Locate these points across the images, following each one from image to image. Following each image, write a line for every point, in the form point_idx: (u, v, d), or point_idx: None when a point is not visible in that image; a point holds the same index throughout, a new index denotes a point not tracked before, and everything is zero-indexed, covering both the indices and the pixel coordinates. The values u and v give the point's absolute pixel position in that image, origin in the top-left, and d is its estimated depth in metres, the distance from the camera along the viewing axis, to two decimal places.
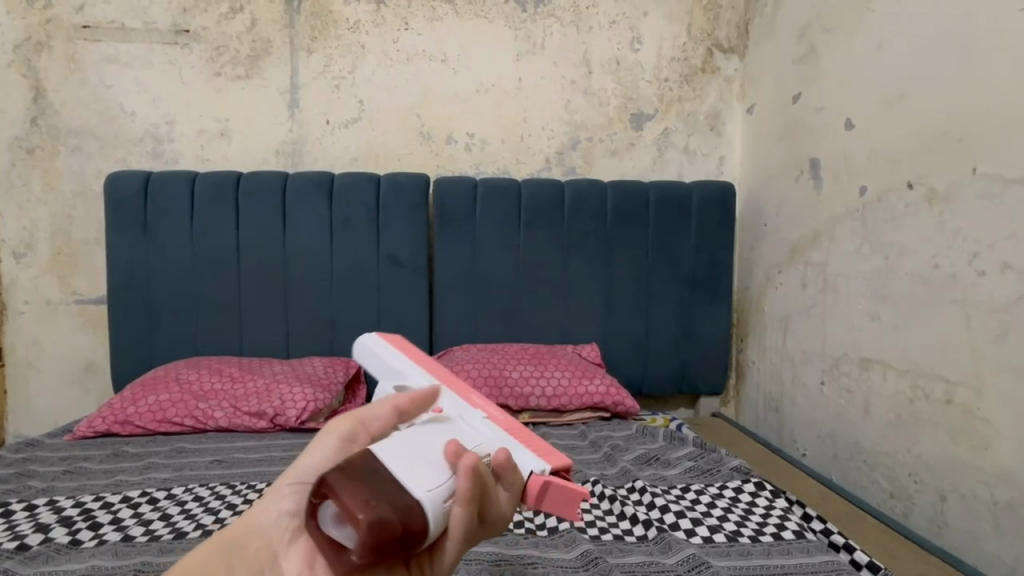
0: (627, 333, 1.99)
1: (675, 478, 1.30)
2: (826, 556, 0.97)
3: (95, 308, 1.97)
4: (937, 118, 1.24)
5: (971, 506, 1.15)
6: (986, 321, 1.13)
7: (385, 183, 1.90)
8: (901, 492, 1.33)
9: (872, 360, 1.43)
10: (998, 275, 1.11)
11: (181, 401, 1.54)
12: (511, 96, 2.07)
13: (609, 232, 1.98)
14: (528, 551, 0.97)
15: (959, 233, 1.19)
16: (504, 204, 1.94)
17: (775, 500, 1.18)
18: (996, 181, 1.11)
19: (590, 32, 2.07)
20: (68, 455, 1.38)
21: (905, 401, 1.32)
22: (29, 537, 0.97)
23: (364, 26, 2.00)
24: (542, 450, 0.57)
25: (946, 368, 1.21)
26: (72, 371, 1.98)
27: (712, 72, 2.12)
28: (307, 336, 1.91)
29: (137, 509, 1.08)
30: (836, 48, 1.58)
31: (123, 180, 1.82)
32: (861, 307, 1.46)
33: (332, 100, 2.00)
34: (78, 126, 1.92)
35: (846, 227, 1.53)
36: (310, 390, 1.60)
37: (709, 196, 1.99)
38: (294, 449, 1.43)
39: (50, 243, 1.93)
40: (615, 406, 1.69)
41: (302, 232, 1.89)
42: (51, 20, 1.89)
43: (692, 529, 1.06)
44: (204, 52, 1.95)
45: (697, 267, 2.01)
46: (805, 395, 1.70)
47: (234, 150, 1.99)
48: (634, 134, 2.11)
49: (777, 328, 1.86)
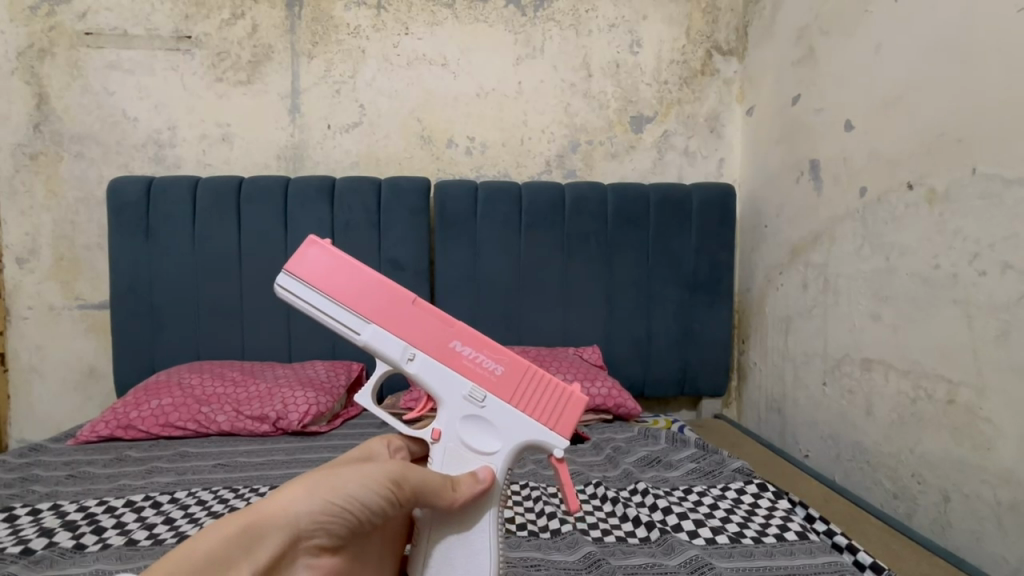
0: (629, 334, 2.00)
1: (677, 480, 1.30)
2: (829, 557, 0.97)
3: (97, 313, 1.97)
4: (936, 120, 1.25)
5: (975, 507, 1.15)
6: (987, 322, 1.13)
7: (387, 187, 1.91)
8: (905, 492, 1.33)
9: (873, 361, 1.43)
10: (999, 275, 1.11)
11: (184, 405, 1.54)
12: (511, 99, 2.08)
13: (610, 234, 1.98)
14: (530, 553, 0.97)
15: (960, 233, 1.19)
16: (505, 207, 1.94)
17: (778, 502, 1.18)
18: (997, 181, 1.11)
19: (590, 35, 2.08)
20: (72, 460, 1.39)
21: (907, 401, 1.32)
22: (33, 542, 0.97)
23: (365, 31, 2.01)
24: (545, 411, 0.68)
25: (948, 368, 1.21)
26: (75, 376, 1.98)
27: (711, 75, 2.12)
28: (308, 339, 1.91)
29: (141, 513, 1.09)
30: (834, 49, 1.58)
31: (126, 185, 1.83)
32: (862, 308, 1.46)
33: (333, 104, 2.01)
34: (81, 133, 1.93)
35: (846, 228, 1.53)
36: (312, 394, 1.60)
37: (709, 198, 1.99)
38: (296, 452, 1.44)
39: (53, 249, 1.94)
40: (616, 408, 1.69)
41: (303, 236, 1.89)
42: (54, 26, 1.90)
43: (695, 531, 1.06)
44: (205, 58, 1.96)
45: (698, 268, 2.01)
46: (807, 396, 1.70)
47: (236, 155, 2.00)
48: (634, 136, 2.11)
49: (778, 329, 1.86)
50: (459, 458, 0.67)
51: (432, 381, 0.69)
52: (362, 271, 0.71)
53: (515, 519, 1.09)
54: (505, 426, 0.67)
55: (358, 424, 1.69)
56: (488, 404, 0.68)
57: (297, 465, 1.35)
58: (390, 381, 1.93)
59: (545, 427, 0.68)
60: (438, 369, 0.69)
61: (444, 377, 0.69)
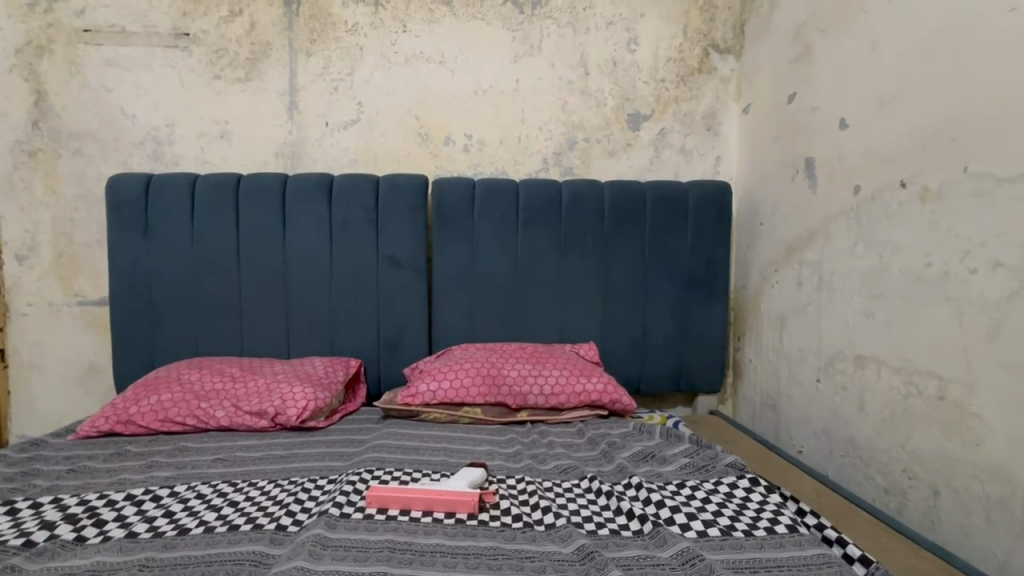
0: (624, 330, 2.01)
1: (671, 474, 1.31)
2: (818, 550, 0.99)
3: (96, 309, 1.98)
4: (928, 118, 1.26)
5: (964, 502, 1.17)
6: (979, 318, 1.14)
7: (385, 184, 1.92)
8: (896, 487, 1.35)
9: (866, 358, 1.44)
10: (990, 273, 1.12)
11: (183, 401, 1.56)
12: (509, 96, 2.08)
13: (607, 232, 1.99)
14: (524, 546, 0.98)
15: (952, 231, 1.20)
16: (502, 204, 1.95)
17: (770, 496, 1.19)
18: (988, 180, 1.12)
19: (587, 32, 2.08)
20: (71, 454, 1.40)
21: (899, 397, 1.34)
22: (35, 534, 0.98)
23: (363, 28, 2.01)
24: (457, 499, 1.09)
25: (939, 364, 1.23)
26: (75, 371, 1.99)
27: (707, 73, 2.13)
28: (307, 335, 1.93)
29: (141, 506, 1.10)
30: (831, 47, 1.59)
31: (125, 183, 1.84)
32: (856, 305, 1.48)
33: (331, 101, 2.02)
34: (80, 130, 1.94)
35: (841, 226, 1.54)
36: (311, 390, 1.62)
37: (705, 196, 2.00)
38: (295, 447, 1.46)
39: (52, 246, 1.95)
40: (613, 404, 1.70)
41: (301, 233, 1.90)
42: (51, 24, 1.91)
43: (687, 524, 1.07)
44: (203, 55, 1.97)
45: (694, 266, 2.02)
46: (801, 393, 1.72)
47: (235, 153, 2.01)
48: (631, 134, 2.12)
49: (772, 327, 1.88)
50: (463, 475, 1.18)
51: (457, 480, 1.16)
52: (446, 494, 1.09)
53: (511, 512, 1.10)
54: (460, 481, 1.16)
55: (355, 420, 1.71)
56: (456, 483, 1.15)
57: (295, 460, 1.37)
58: (388, 377, 1.95)
59: (450, 491, 1.10)
60: (455, 482, 1.15)
61: (457, 479, 1.16)
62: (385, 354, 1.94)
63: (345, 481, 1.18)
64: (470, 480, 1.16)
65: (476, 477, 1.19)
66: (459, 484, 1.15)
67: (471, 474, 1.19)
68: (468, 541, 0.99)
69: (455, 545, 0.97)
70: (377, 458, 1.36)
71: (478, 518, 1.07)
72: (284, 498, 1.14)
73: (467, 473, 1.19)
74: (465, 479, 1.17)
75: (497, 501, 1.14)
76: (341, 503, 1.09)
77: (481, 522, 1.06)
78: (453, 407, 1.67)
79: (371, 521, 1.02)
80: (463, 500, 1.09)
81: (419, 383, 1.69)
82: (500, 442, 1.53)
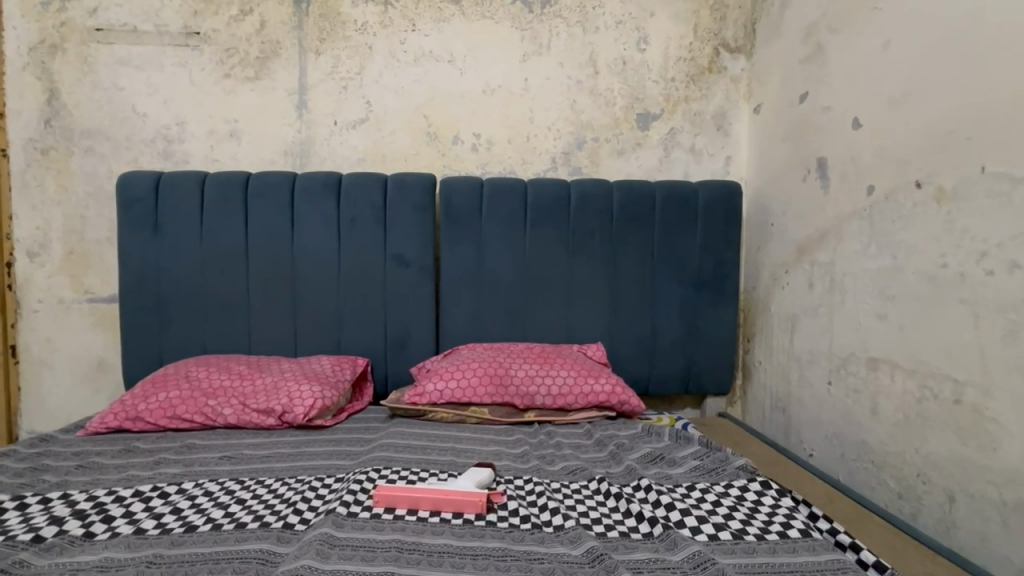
0: (633, 331, 2.00)
1: (681, 476, 1.30)
2: (832, 555, 0.97)
3: (106, 307, 2.00)
4: (944, 117, 1.24)
5: (980, 507, 1.15)
6: (996, 320, 1.12)
7: (393, 183, 1.92)
8: (910, 492, 1.33)
9: (879, 360, 1.43)
10: (1007, 274, 1.10)
11: (191, 398, 1.56)
12: (517, 96, 2.07)
13: (615, 232, 1.98)
14: (533, 547, 0.97)
15: (968, 232, 1.18)
16: (510, 204, 1.95)
17: (781, 499, 1.17)
18: (1005, 180, 1.10)
19: (596, 32, 2.07)
20: (81, 450, 1.40)
21: (913, 400, 1.32)
22: (44, 530, 0.98)
23: (372, 27, 2.01)
24: (463, 500, 1.08)
25: (955, 367, 1.21)
26: (85, 368, 2.00)
27: (717, 72, 2.11)
28: (315, 334, 1.93)
29: (149, 502, 1.10)
30: (844, 46, 1.57)
31: (136, 180, 1.85)
32: (868, 307, 1.46)
33: (340, 101, 2.02)
34: (92, 128, 1.95)
35: (853, 226, 1.53)
36: (318, 388, 1.61)
37: (715, 196, 1.99)
38: (302, 445, 1.45)
39: (63, 243, 1.96)
40: (621, 405, 1.69)
41: (310, 232, 1.91)
42: (64, 22, 1.92)
43: (697, 527, 1.06)
44: (213, 54, 1.97)
45: (704, 266, 2.01)
46: (812, 395, 1.70)
47: (244, 151, 2.01)
48: (640, 134, 2.11)
49: (783, 329, 1.86)
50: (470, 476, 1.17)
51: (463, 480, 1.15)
52: (452, 495, 1.08)
53: (519, 513, 1.10)
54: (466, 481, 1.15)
55: (363, 419, 1.71)
56: (463, 483, 1.14)
57: (303, 458, 1.37)
58: (396, 376, 1.95)
59: (456, 492, 1.09)
60: (461, 483, 1.14)
61: (464, 479, 1.16)
62: (393, 354, 1.94)
63: (352, 480, 1.18)
64: (476, 480, 1.15)
65: (482, 477, 1.18)
66: (465, 484, 1.14)
67: (477, 473, 1.18)
68: (477, 542, 0.98)
69: (463, 546, 0.97)
70: (385, 458, 1.36)
71: (486, 518, 1.07)
72: (292, 497, 1.13)
73: (475, 473, 1.18)
74: (471, 479, 1.16)
75: (506, 502, 1.14)
76: (349, 502, 1.08)
77: (489, 522, 1.05)
78: (460, 407, 1.66)
79: (378, 521, 1.02)
80: (468, 501, 1.08)
81: (426, 382, 1.68)
82: (507, 442, 1.52)
